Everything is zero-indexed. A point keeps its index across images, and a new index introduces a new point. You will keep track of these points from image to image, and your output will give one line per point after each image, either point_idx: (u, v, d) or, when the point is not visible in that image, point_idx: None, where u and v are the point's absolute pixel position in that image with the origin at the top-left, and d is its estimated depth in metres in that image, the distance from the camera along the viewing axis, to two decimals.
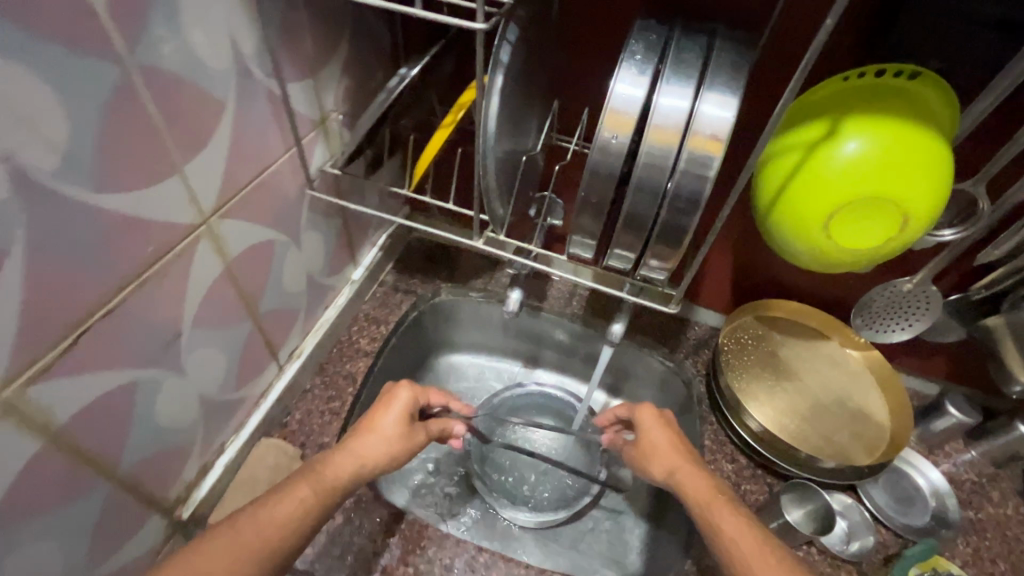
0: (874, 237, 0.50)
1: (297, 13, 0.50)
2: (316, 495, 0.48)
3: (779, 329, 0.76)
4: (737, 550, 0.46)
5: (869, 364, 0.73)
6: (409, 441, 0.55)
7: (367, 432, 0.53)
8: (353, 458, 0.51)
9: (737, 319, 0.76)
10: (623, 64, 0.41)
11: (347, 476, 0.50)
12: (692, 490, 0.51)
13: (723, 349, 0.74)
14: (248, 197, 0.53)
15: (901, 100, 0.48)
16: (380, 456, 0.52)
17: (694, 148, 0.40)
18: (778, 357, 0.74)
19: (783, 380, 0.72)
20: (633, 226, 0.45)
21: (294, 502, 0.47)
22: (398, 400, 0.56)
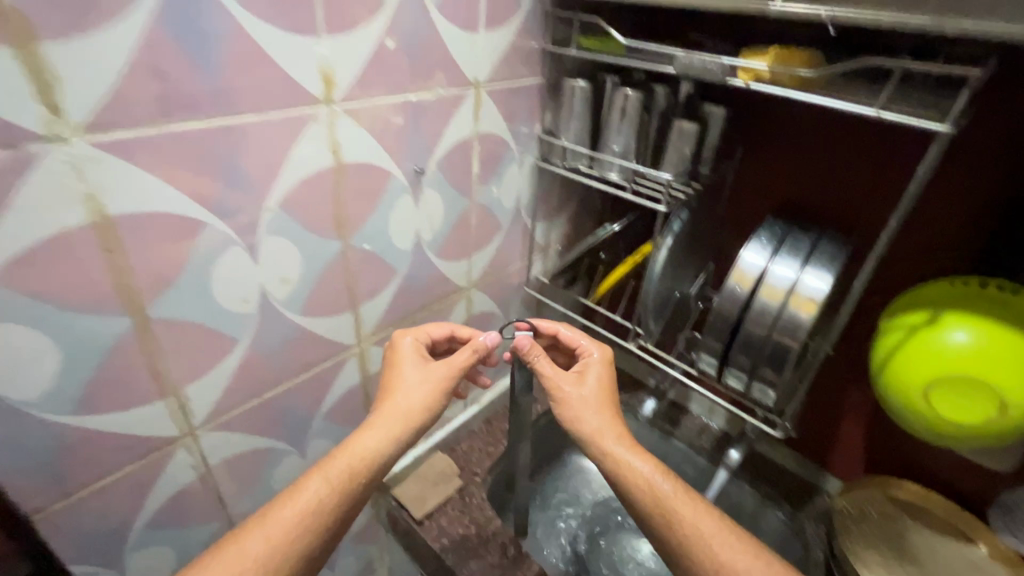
0: (974, 414, 0.58)
1: (554, 186, 0.85)
2: (335, 483, 0.52)
3: (911, 515, 0.76)
4: (705, 537, 0.51)
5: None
6: (431, 387, 0.60)
7: (387, 404, 0.58)
8: (377, 437, 0.56)
9: (862, 490, 0.79)
10: (750, 243, 0.63)
11: (371, 454, 0.55)
12: (632, 471, 0.55)
13: (839, 511, 0.77)
14: (492, 281, 0.85)
15: (1006, 306, 0.57)
16: (402, 426, 0.57)
17: (795, 303, 0.58)
18: (903, 539, 0.75)
19: (904, 563, 0.73)
20: (746, 351, 0.62)
21: (306, 495, 0.51)
22: (404, 347, 0.63)
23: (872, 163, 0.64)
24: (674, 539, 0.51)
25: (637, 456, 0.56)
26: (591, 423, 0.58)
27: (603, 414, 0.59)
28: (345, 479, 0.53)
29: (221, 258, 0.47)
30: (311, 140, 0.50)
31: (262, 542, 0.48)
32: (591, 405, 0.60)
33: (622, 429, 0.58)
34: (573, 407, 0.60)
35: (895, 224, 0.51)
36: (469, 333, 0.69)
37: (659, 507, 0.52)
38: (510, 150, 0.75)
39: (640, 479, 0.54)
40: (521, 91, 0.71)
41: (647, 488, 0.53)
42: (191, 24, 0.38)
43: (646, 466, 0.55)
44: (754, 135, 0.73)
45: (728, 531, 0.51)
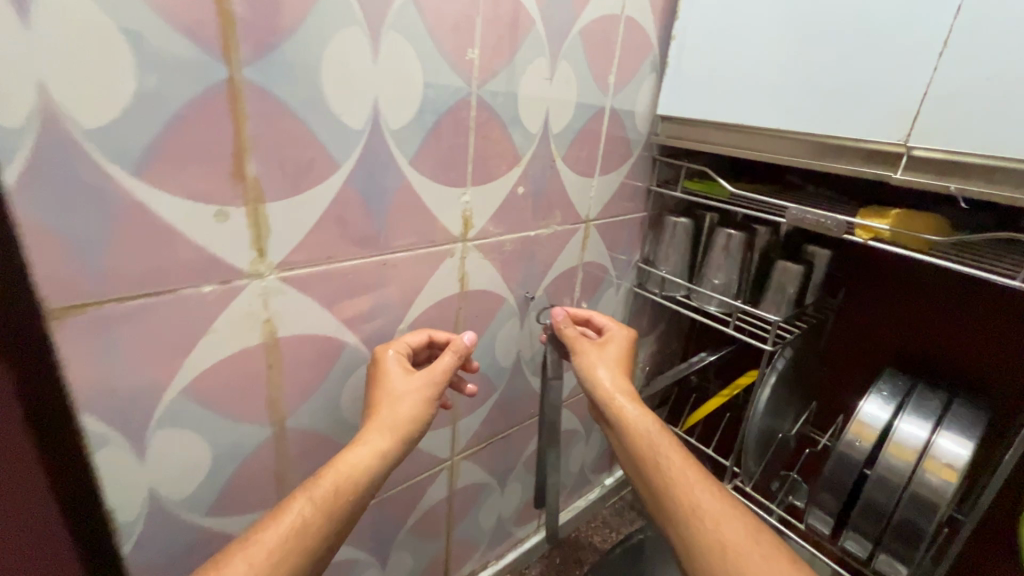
0: None
1: (646, 309, 0.86)
2: (322, 503, 0.43)
3: None
4: (684, 483, 0.52)
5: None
6: (418, 396, 0.50)
7: (374, 415, 0.48)
8: (363, 454, 0.46)
9: None
10: (871, 394, 0.60)
11: (356, 470, 0.46)
12: (630, 417, 0.58)
13: None
14: (579, 400, 0.85)
15: None
16: (392, 441, 0.48)
17: (930, 468, 0.53)
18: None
19: None
20: (869, 515, 0.57)
21: (292, 519, 0.42)
22: (387, 363, 0.50)
23: (1003, 322, 0.61)
24: (660, 483, 0.53)
25: (639, 410, 0.58)
26: (600, 377, 0.61)
27: (615, 371, 0.62)
28: (332, 500, 0.44)
29: (353, 373, 0.51)
30: (444, 272, 0.55)
31: (244, 565, 0.39)
32: (606, 363, 0.62)
33: (632, 389, 0.60)
34: (588, 363, 0.62)
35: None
36: (447, 336, 0.55)
37: (648, 449, 0.55)
38: (609, 276, 0.78)
39: (637, 427, 0.57)
40: (624, 224, 0.75)
41: (641, 433, 0.57)
42: (374, 183, 0.45)
43: (647, 422, 0.57)
44: (865, 281, 0.71)
45: (708, 479, 0.53)
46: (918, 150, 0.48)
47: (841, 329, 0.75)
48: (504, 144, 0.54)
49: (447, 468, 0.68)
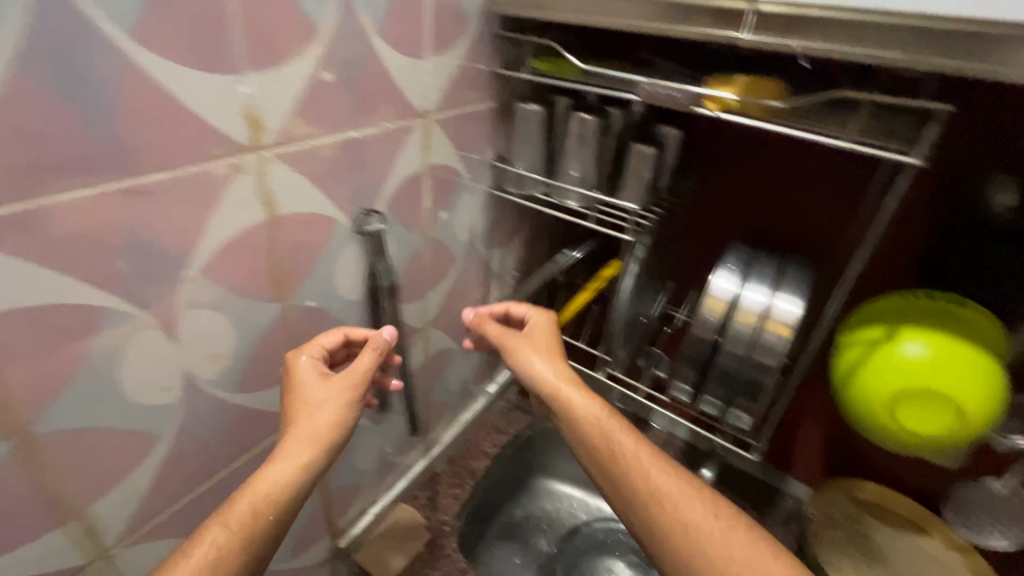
0: (931, 422, 0.60)
1: (508, 211, 0.80)
2: (238, 530, 0.41)
3: (874, 514, 0.79)
4: (642, 466, 0.51)
5: (971, 569, 0.72)
6: (338, 400, 0.49)
7: (291, 427, 0.47)
8: (283, 471, 0.44)
9: (827, 494, 0.81)
10: (718, 269, 0.63)
11: (277, 490, 0.44)
12: (575, 402, 0.56)
13: (810, 518, 0.79)
14: (448, 317, 0.80)
15: (952, 321, 0.61)
16: (315, 453, 0.46)
17: (769, 329, 0.58)
18: (869, 539, 0.77)
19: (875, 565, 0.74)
20: (721, 378, 0.61)
21: (205, 549, 0.40)
22: (301, 368, 0.50)
23: (833, 180, 0.66)
24: (616, 470, 0.52)
25: (583, 395, 0.57)
26: (532, 363, 0.59)
27: (550, 358, 0.60)
28: (250, 523, 0.42)
29: (132, 346, 0.39)
30: (238, 194, 0.42)
31: None
32: (537, 350, 0.61)
33: (574, 375, 0.59)
34: (524, 359, 0.60)
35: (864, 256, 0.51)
36: (364, 333, 0.55)
37: (602, 438, 0.54)
38: (462, 179, 0.69)
39: (587, 416, 0.55)
40: (471, 116, 0.66)
41: (592, 424, 0.55)
42: (66, 68, 0.30)
43: (593, 407, 0.56)
44: (713, 159, 0.73)
45: (666, 466, 0.52)
46: (765, 6, 0.44)
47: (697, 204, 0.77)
48: (285, 12, 0.40)
49: None
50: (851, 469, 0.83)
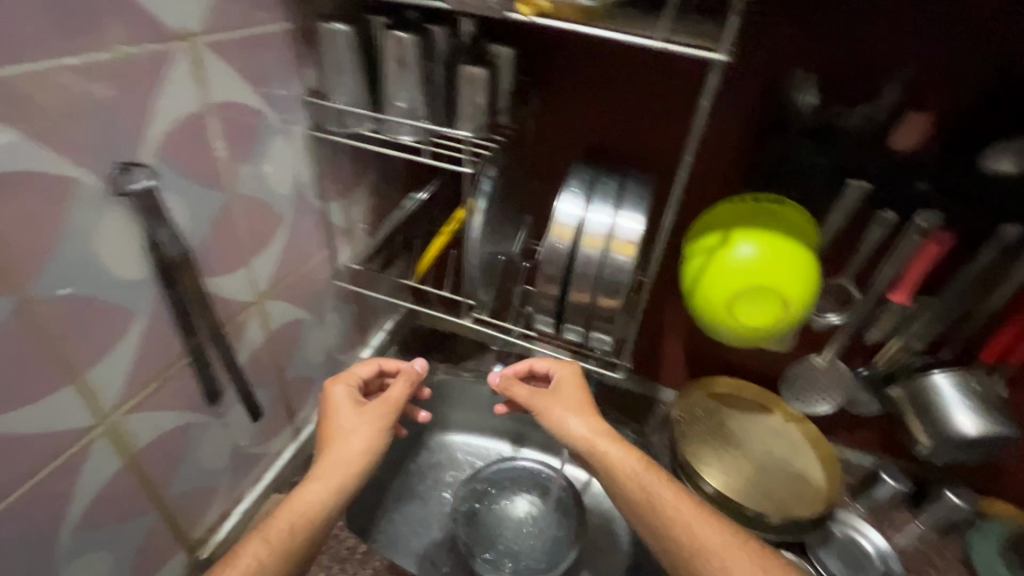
0: (763, 315, 0.65)
1: (341, 156, 0.72)
2: (277, 542, 0.53)
3: (729, 404, 0.87)
4: (683, 518, 0.56)
5: (803, 432, 0.85)
6: (371, 427, 0.64)
7: (329, 452, 0.61)
8: (316, 493, 0.57)
9: (690, 395, 0.88)
10: (563, 194, 0.60)
11: (315, 505, 0.57)
12: (614, 458, 0.60)
13: (676, 419, 0.85)
14: (290, 284, 0.71)
15: (774, 220, 0.66)
16: (345, 475, 0.60)
17: (615, 249, 0.57)
18: (725, 426, 0.85)
19: (731, 448, 0.83)
20: (578, 305, 0.61)
21: (250, 554, 0.52)
22: (338, 396, 0.66)
23: (665, 89, 0.66)
24: (659, 523, 0.56)
25: (621, 450, 0.61)
26: (563, 419, 0.64)
27: (582, 414, 0.64)
28: (289, 535, 0.54)
29: None
30: None
31: None
32: (571, 407, 0.65)
33: (610, 430, 0.63)
34: (556, 417, 0.64)
35: (688, 164, 0.52)
36: (395, 366, 0.73)
37: (642, 492, 0.58)
38: (268, 120, 0.59)
39: (627, 471, 0.59)
40: (263, 42, 0.55)
41: (634, 479, 0.59)
42: None
43: (632, 462, 0.60)
44: (553, 79, 0.70)
45: (705, 516, 0.57)
46: None
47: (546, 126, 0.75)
48: None
49: (108, 434, 0.50)
50: (709, 367, 0.91)
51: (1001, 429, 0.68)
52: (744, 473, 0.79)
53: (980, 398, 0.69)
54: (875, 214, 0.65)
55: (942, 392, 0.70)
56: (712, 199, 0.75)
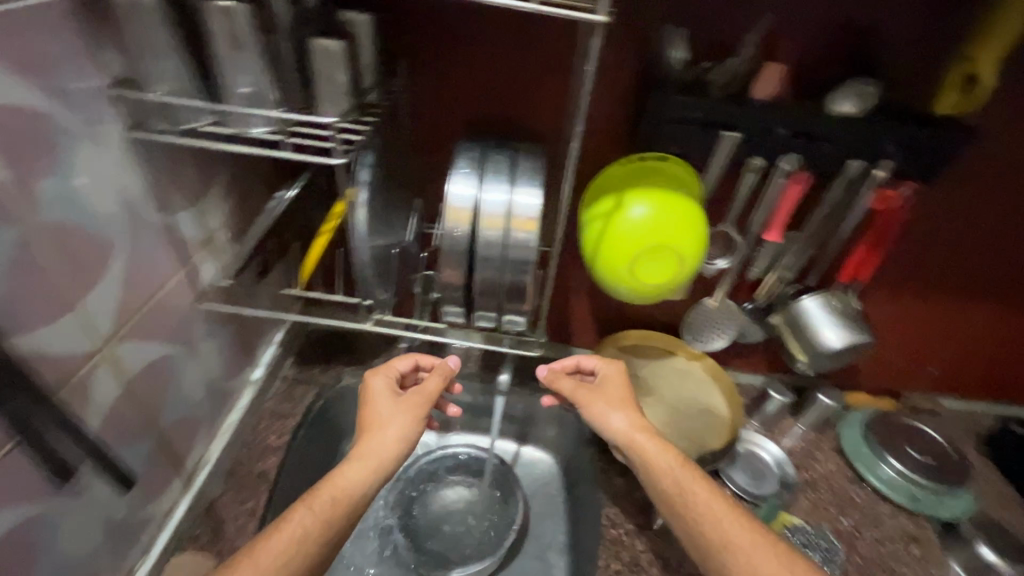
0: (662, 271, 0.67)
1: (180, 157, 0.60)
2: (322, 511, 0.57)
3: (639, 354, 0.92)
4: (715, 516, 0.56)
5: (705, 368, 0.92)
6: (407, 418, 0.67)
7: (368, 437, 0.64)
8: (359, 472, 0.61)
9: (603, 353, 0.92)
10: (453, 175, 0.56)
11: (353, 487, 0.59)
12: (652, 452, 0.62)
13: None
14: (143, 319, 0.59)
15: (661, 179, 0.68)
16: (386, 460, 0.63)
17: (516, 226, 0.54)
18: (638, 376, 0.90)
19: (645, 396, 0.88)
20: (486, 291, 0.58)
21: (293, 523, 0.55)
22: (377, 387, 0.69)
23: (540, 53, 0.64)
24: (688, 518, 0.57)
25: (659, 446, 0.62)
26: (607, 415, 0.66)
27: (625, 410, 0.66)
28: (332, 508, 0.57)
29: None
30: None
31: (261, 560, 0.52)
32: (613, 404, 0.67)
33: (649, 427, 0.64)
34: (598, 412, 0.66)
35: (580, 134, 0.50)
36: (431, 361, 0.76)
37: (674, 484, 0.59)
38: (65, 125, 0.46)
39: (661, 465, 0.60)
40: (36, 23, 0.43)
41: (669, 473, 0.60)
42: None
43: (670, 458, 0.61)
44: (422, 49, 0.64)
45: (738, 514, 0.56)
46: None
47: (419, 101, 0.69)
48: None
49: None
50: (616, 323, 0.95)
51: (859, 337, 0.79)
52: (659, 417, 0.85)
53: (840, 314, 0.79)
54: (746, 162, 0.69)
55: (810, 314, 0.80)
56: (601, 161, 0.75)
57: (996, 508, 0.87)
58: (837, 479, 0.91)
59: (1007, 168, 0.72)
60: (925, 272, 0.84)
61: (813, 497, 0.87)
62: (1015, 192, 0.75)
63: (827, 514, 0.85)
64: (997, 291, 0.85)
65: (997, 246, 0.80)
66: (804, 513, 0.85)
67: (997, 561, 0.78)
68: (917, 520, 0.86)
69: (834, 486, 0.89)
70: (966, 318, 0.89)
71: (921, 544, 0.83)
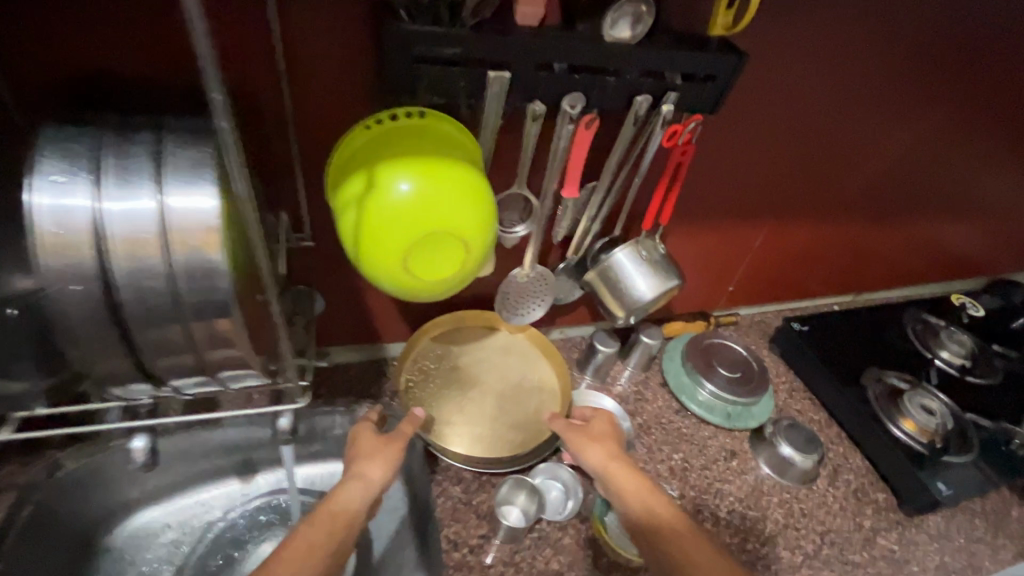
0: (448, 263, 0.53)
1: None
2: (323, 527, 0.53)
3: (454, 341, 0.83)
4: (678, 541, 0.57)
5: (530, 338, 0.85)
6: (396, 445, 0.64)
7: (358, 464, 0.61)
8: (357, 492, 0.58)
9: (414, 349, 0.81)
10: (37, 190, 0.33)
11: (350, 506, 0.56)
12: (622, 478, 0.64)
13: (405, 386, 0.78)
14: None
15: (424, 141, 0.51)
16: (376, 481, 0.60)
17: (178, 255, 0.34)
18: (458, 369, 0.81)
19: (468, 390, 0.80)
20: (169, 354, 0.38)
21: (296, 549, 0.51)
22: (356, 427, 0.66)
23: None
24: (655, 538, 0.58)
25: (633, 475, 0.64)
26: (588, 445, 0.68)
27: (607, 441, 0.69)
28: (330, 528, 0.53)
29: None
30: None
31: None
32: (594, 438, 0.69)
33: (624, 458, 0.66)
34: (580, 443, 0.69)
35: (222, 102, 0.29)
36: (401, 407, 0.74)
37: (641, 508, 0.60)
38: None
39: (629, 490, 0.62)
40: None
41: (640, 495, 0.61)
42: None
43: (639, 485, 0.63)
44: None
45: (702, 541, 0.57)
46: None
47: (15, 60, 0.45)
48: None
49: None
50: (422, 311, 0.81)
51: (668, 281, 0.75)
52: (485, 413, 0.78)
53: (649, 263, 0.75)
54: (527, 109, 0.56)
55: (621, 268, 0.75)
56: (348, 122, 0.55)
57: (789, 402, 0.98)
58: (667, 414, 0.92)
59: (760, 86, 0.71)
60: (716, 202, 0.84)
61: (648, 440, 0.88)
62: (772, 111, 0.75)
63: (661, 455, 0.86)
64: (770, 207, 0.89)
65: (764, 166, 0.82)
66: (642, 461, 0.84)
67: (791, 454, 0.85)
68: (734, 433, 0.91)
69: (664, 423, 0.91)
70: (754, 239, 0.94)
71: (739, 457, 0.88)
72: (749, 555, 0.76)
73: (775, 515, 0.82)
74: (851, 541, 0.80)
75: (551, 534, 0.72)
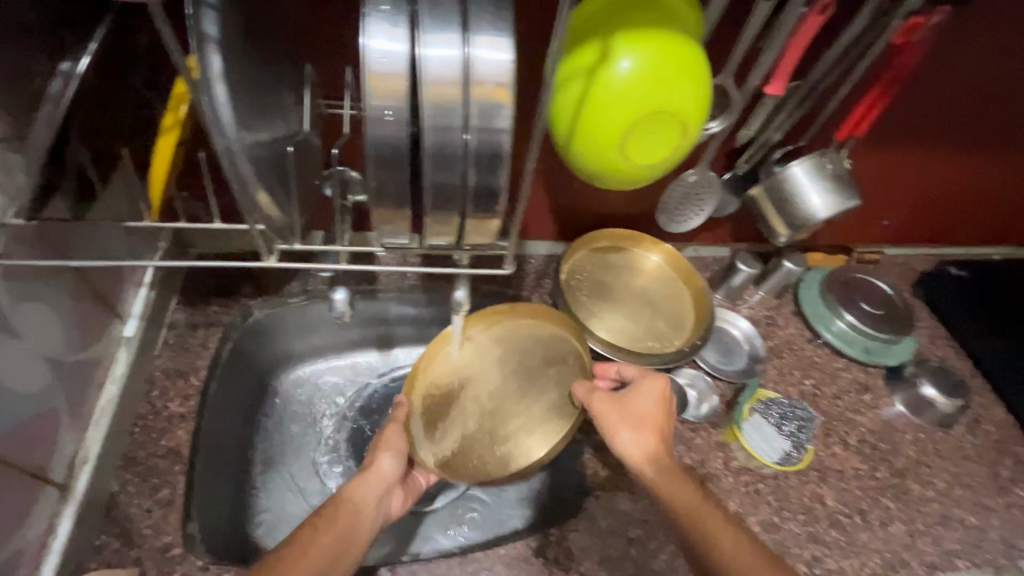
0: (661, 147, 0.52)
1: None
2: (327, 512, 0.54)
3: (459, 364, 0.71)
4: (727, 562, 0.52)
5: (669, 261, 0.83)
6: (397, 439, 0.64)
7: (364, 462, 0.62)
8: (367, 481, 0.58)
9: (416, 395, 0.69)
10: (370, 19, 0.34)
11: (359, 498, 0.57)
12: (660, 480, 0.58)
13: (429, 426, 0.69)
14: None
15: (656, 14, 0.49)
16: (383, 474, 0.60)
17: (479, 100, 0.35)
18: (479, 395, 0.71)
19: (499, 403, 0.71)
20: (440, 204, 0.39)
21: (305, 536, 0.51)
22: None
23: None
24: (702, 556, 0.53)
25: (673, 476, 0.58)
26: (622, 435, 0.62)
27: (645, 429, 0.62)
28: (338, 517, 0.54)
29: None
30: None
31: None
32: (630, 424, 0.62)
33: (664, 450, 0.60)
34: (614, 430, 0.62)
35: None
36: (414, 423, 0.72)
37: (684, 520, 0.55)
38: None
39: (668, 496, 0.57)
40: None
41: (682, 505, 0.56)
42: None
43: (683, 489, 0.57)
44: None
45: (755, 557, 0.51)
46: None
47: None
48: None
49: None
50: (573, 209, 0.82)
51: (847, 198, 0.70)
52: (531, 419, 0.70)
53: (831, 176, 0.70)
54: None
55: (796, 181, 0.70)
56: None
57: (931, 346, 0.93)
58: (798, 342, 0.91)
59: None
60: (903, 120, 0.77)
61: (779, 363, 0.87)
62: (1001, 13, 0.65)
63: (792, 379, 0.86)
64: (960, 133, 0.80)
65: (970, 81, 0.73)
66: (774, 383, 0.84)
67: (934, 396, 0.83)
68: (869, 368, 0.89)
69: (796, 351, 0.89)
70: (940, 165, 0.86)
71: (872, 392, 0.86)
72: (878, 482, 0.77)
73: (908, 451, 0.81)
74: (985, 486, 0.79)
75: (683, 432, 0.76)
